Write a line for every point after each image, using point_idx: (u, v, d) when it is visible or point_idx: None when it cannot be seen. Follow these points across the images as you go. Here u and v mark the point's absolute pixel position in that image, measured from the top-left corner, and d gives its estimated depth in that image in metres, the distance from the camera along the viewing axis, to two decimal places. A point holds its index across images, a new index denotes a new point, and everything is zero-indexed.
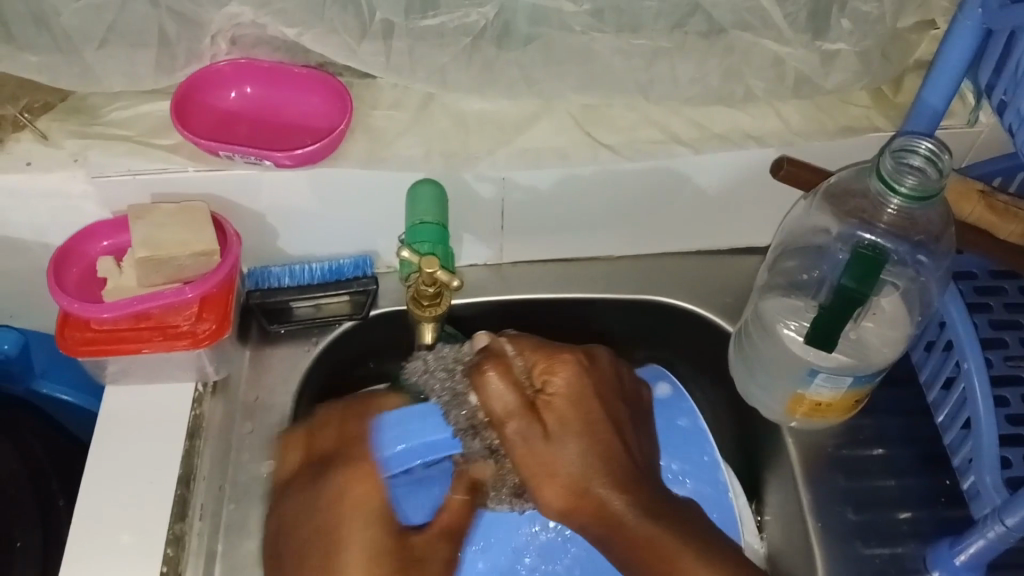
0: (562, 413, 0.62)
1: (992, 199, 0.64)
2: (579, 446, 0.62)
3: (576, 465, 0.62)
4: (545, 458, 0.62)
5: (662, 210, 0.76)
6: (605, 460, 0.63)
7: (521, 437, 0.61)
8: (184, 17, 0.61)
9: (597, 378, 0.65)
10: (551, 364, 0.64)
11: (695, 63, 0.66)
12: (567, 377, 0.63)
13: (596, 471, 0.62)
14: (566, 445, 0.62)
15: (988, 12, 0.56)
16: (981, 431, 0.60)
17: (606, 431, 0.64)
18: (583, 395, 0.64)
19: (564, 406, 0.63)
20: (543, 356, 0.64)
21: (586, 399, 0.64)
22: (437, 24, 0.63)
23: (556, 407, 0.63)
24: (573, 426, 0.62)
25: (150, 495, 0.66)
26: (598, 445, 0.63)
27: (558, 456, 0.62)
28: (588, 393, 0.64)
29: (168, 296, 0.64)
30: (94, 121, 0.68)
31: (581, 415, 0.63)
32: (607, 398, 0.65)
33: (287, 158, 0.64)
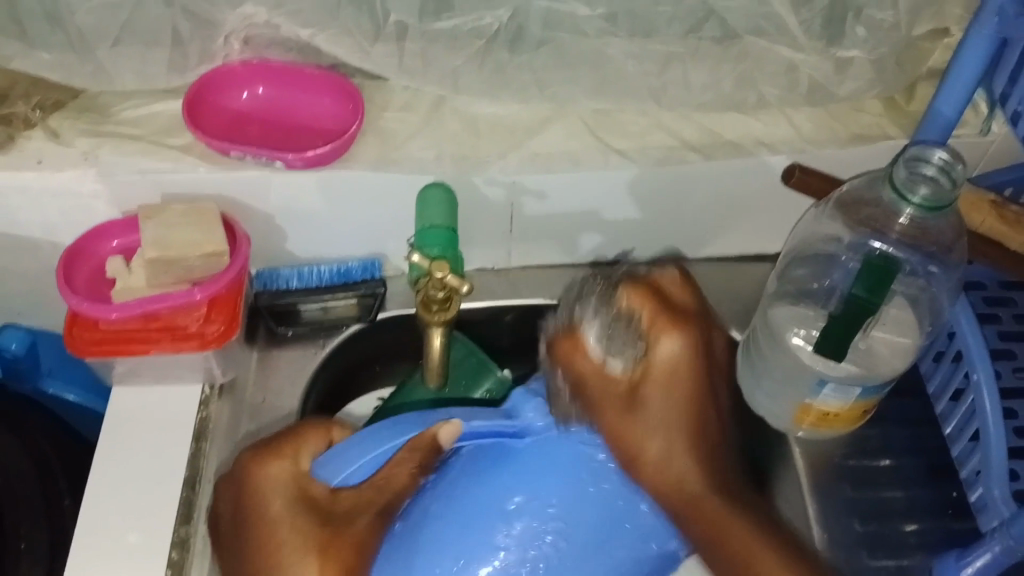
0: (664, 384, 0.62)
1: (1002, 209, 0.63)
2: (672, 420, 0.61)
3: (667, 438, 0.61)
4: (636, 428, 0.60)
5: (673, 216, 0.75)
6: (694, 440, 0.62)
7: (619, 407, 0.61)
8: (198, 16, 0.62)
9: (703, 349, 0.64)
10: (660, 333, 0.63)
11: (708, 69, 0.66)
12: (672, 343, 0.62)
13: (681, 452, 0.61)
14: (655, 414, 0.61)
15: (1004, 20, 0.55)
16: (990, 441, 0.60)
17: (703, 407, 0.63)
18: (689, 367, 0.63)
19: (660, 378, 0.62)
20: (659, 315, 0.63)
21: (687, 378, 0.63)
22: (450, 26, 0.63)
23: (656, 377, 0.62)
24: (671, 399, 0.62)
25: (156, 496, 0.66)
26: (686, 424, 0.62)
27: (648, 424, 0.61)
28: (691, 371, 0.63)
29: (177, 298, 0.64)
30: (105, 120, 0.68)
31: (680, 392, 0.62)
32: (709, 374, 0.64)
33: (297, 160, 0.64)
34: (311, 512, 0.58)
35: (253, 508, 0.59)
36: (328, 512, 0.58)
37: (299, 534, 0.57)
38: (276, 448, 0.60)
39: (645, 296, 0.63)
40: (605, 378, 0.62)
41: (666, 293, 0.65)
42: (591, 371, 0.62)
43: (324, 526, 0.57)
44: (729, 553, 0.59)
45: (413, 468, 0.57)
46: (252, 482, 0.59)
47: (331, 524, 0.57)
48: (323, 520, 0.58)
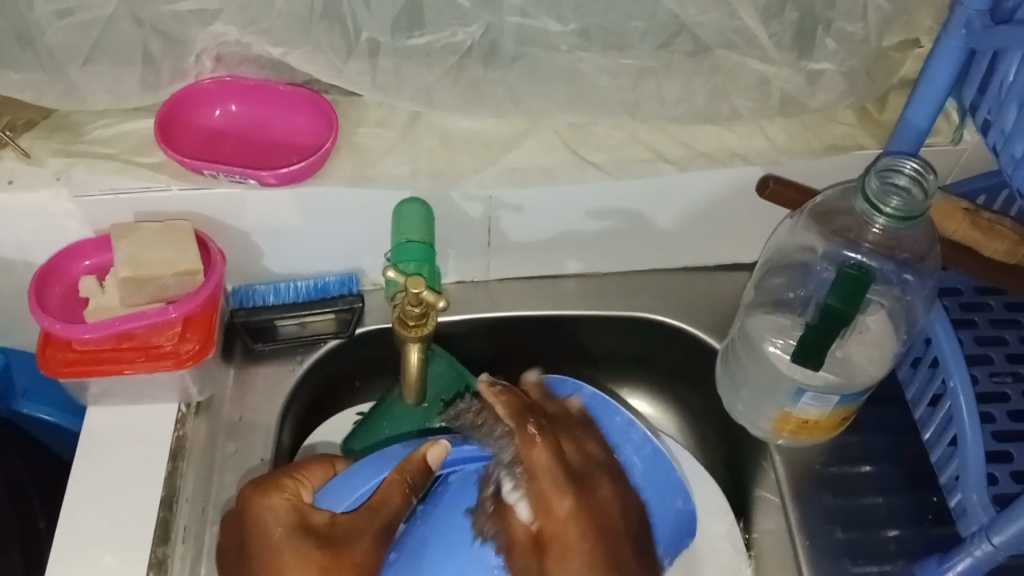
0: (569, 538, 0.53)
1: (976, 216, 0.63)
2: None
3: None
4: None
5: (649, 228, 0.76)
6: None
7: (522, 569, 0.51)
8: (169, 36, 0.61)
9: (596, 504, 0.54)
10: (534, 462, 0.54)
11: (681, 82, 0.66)
12: (551, 459, 0.54)
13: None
14: (566, 574, 0.52)
15: (971, 33, 0.56)
16: (968, 446, 0.60)
17: (609, 559, 0.53)
18: (567, 479, 0.54)
19: (568, 532, 0.53)
20: (550, 439, 0.55)
21: (567, 498, 0.54)
22: (423, 44, 0.63)
23: (551, 541, 0.52)
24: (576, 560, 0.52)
25: (134, 517, 0.65)
26: (602, 570, 0.53)
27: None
28: (568, 482, 0.54)
29: (152, 317, 0.63)
30: (77, 139, 0.68)
31: (581, 522, 0.53)
32: (614, 523, 0.54)
33: (272, 177, 0.64)
34: (310, 538, 0.55)
35: (258, 543, 0.57)
36: (328, 537, 0.55)
37: (304, 561, 0.55)
38: (271, 484, 0.59)
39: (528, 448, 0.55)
40: (521, 537, 0.52)
41: (573, 431, 0.57)
42: (513, 530, 0.52)
43: (325, 550, 0.54)
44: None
45: (408, 488, 0.54)
46: (249, 518, 0.58)
47: (332, 547, 0.54)
48: (323, 544, 0.55)
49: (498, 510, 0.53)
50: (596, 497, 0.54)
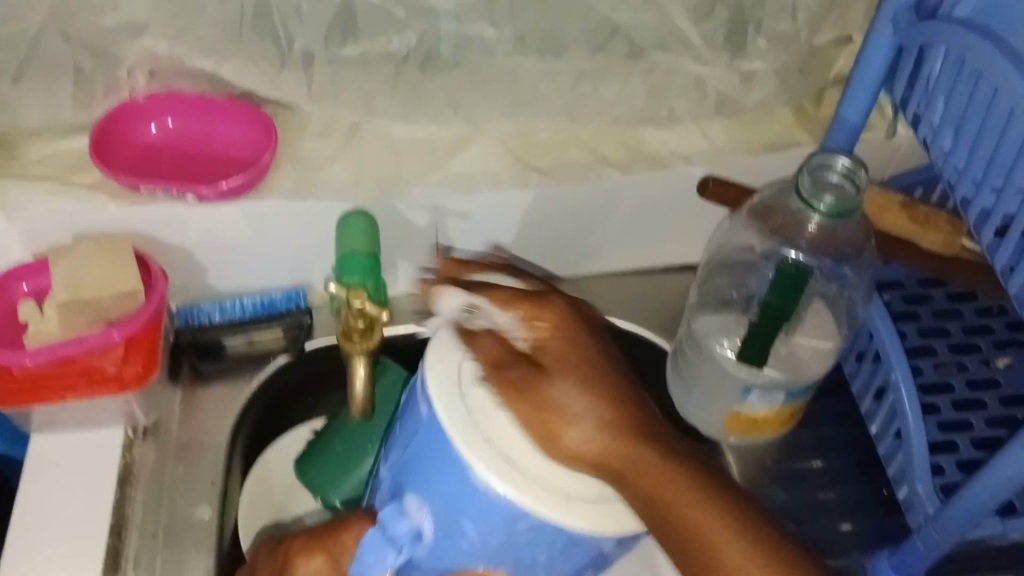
0: (558, 362, 0.52)
1: (912, 210, 0.65)
2: (571, 395, 0.50)
3: (578, 410, 0.50)
4: (538, 395, 0.50)
5: (598, 231, 0.75)
6: (619, 416, 0.51)
7: (516, 382, 0.50)
8: (98, 49, 0.62)
9: (579, 363, 0.52)
10: (533, 310, 0.53)
11: (619, 83, 0.67)
12: (563, 320, 0.53)
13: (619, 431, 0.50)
14: (558, 389, 0.50)
15: (899, 31, 0.57)
16: (911, 440, 0.62)
17: (615, 392, 0.52)
18: (577, 331, 0.53)
19: (552, 355, 0.52)
20: (552, 334, 0.53)
21: (583, 340, 0.53)
22: (358, 53, 0.64)
23: (546, 359, 0.52)
24: (571, 374, 0.51)
25: (82, 548, 0.64)
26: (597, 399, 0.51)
27: (546, 399, 0.50)
28: (583, 333, 0.53)
29: (92, 340, 0.62)
30: (11, 160, 0.66)
31: (582, 343, 0.53)
32: (596, 328, 0.55)
33: (211, 192, 0.63)
34: None
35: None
36: None
37: None
38: (316, 540, 0.55)
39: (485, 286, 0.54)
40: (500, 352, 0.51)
41: (529, 301, 0.54)
42: (490, 351, 0.51)
43: None
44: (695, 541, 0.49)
45: None
46: None
47: None
48: None
49: (479, 338, 0.51)
50: (582, 315, 0.55)
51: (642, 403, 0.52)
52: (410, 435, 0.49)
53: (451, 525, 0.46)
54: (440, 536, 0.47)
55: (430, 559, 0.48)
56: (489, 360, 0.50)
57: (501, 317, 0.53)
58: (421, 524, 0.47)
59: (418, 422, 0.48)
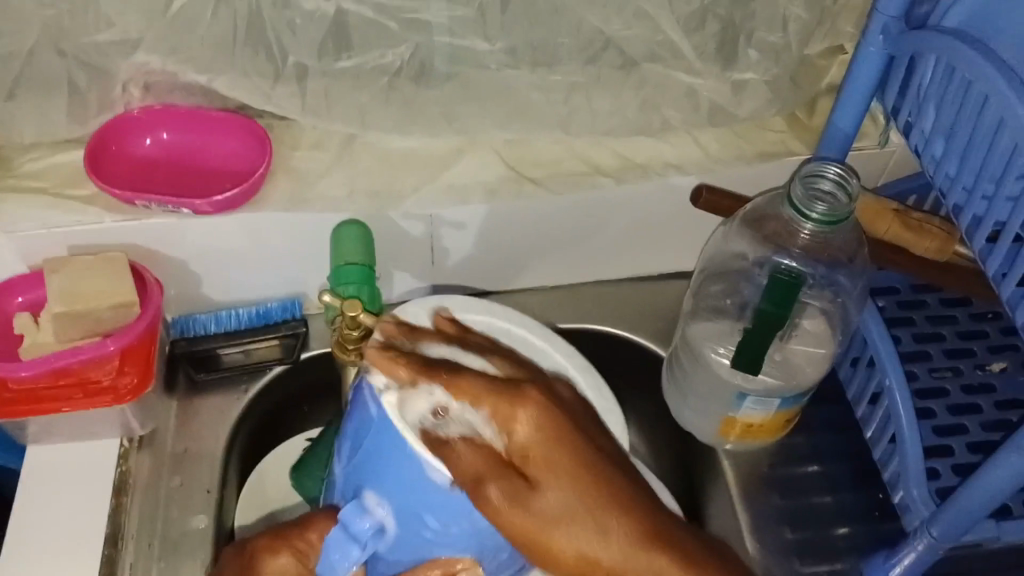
0: (546, 464, 0.49)
1: (905, 216, 0.65)
2: (570, 500, 0.48)
3: (575, 517, 0.48)
4: (533, 513, 0.48)
5: (592, 239, 0.76)
6: (622, 514, 0.49)
7: (508, 498, 0.47)
8: (90, 66, 0.62)
9: (570, 471, 0.49)
10: (511, 409, 0.49)
11: (612, 95, 0.68)
12: (545, 418, 0.49)
13: (619, 525, 0.49)
14: (551, 497, 0.48)
15: (889, 39, 0.57)
16: (906, 445, 0.62)
17: (607, 474, 0.50)
18: (561, 426, 0.50)
19: (540, 462, 0.49)
20: (535, 435, 0.49)
21: (569, 437, 0.49)
22: (352, 65, 0.64)
23: (534, 461, 0.49)
24: (564, 485, 0.48)
25: (78, 558, 0.64)
26: (592, 496, 0.49)
27: (542, 510, 0.48)
28: (569, 430, 0.50)
29: (88, 351, 0.62)
30: (7, 174, 0.66)
31: (570, 442, 0.49)
32: (573, 413, 0.51)
33: (207, 206, 0.63)
34: None
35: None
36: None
37: None
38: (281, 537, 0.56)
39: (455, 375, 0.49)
40: (489, 462, 0.48)
41: (504, 396, 0.49)
42: (471, 460, 0.47)
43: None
44: None
45: None
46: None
47: None
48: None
49: (455, 446, 0.48)
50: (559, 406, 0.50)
51: (626, 474, 0.51)
52: (362, 436, 0.50)
53: (411, 515, 0.49)
54: (401, 529, 0.50)
55: (396, 548, 0.51)
56: (479, 476, 0.47)
57: (475, 416, 0.49)
58: (383, 518, 0.50)
59: (367, 421, 0.50)
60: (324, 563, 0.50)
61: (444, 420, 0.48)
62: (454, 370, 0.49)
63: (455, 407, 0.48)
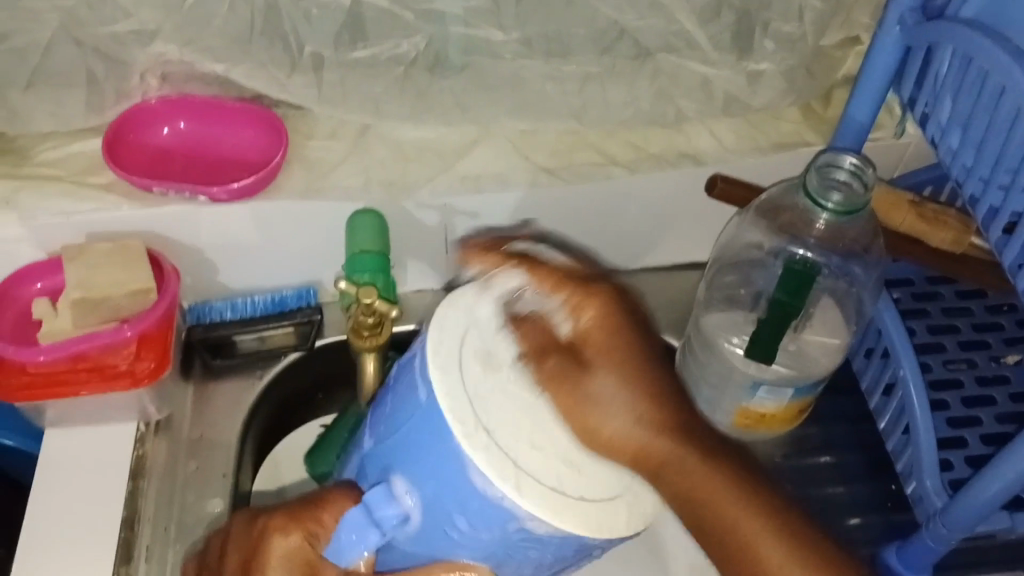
0: (601, 348, 0.52)
1: (921, 207, 0.65)
2: (614, 386, 0.52)
3: (620, 404, 0.51)
4: (581, 398, 0.51)
5: (605, 229, 0.76)
6: (658, 409, 0.52)
7: (561, 373, 0.51)
8: (109, 57, 0.62)
9: (627, 363, 0.52)
10: (581, 298, 0.52)
11: (626, 86, 0.68)
12: (609, 313, 0.52)
13: (652, 409, 0.52)
14: (599, 382, 0.51)
15: (906, 30, 0.57)
16: (919, 435, 0.62)
17: (652, 374, 0.53)
18: (625, 325, 0.52)
19: (596, 350, 0.52)
20: (602, 322, 0.52)
21: (629, 329, 0.52)
22: (366, 56, 0.64)
23: (591, 346, 0.52)
24: (620, 371, 0.52)
25: (94, 541, 0.65)
26: (634, 387, 0.52)
27: (590, 391, 0.51)
28: (630, 326, 0.52)
29: (107, 336, 0.63)
30: (25, 162, 0.67)
31: (628, 338, 0.52)
32: (639, 315, 0.53)
33: (222, 192, 0.64)
34: None
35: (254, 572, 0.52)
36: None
37: None
38: (294, 517, 0.52)
39: (532, 265, 0.51)
40: (551, 342, 0.51)
41: (577, 287, 0.52)
42: (535, 337, 0.51)
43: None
44: (717, 527, 0.53)
45: None
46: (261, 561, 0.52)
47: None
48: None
49: (522, 325, 0.51)
50: (626, 307, 0.53)
51: (667, 372, 0.54)
52: (403, 413, 0.48)
53: (437, 512, 0.46)
54: (425, 522, 0.47)
55: (412, 542, 0.48)
56: (535, 352, 0.51)
57: (550, 303, 0.51)
58: (409, 509, 0.46)
59: (412, 404, 0.47)
60: (332, 546, 0.46)
61: (519, 304, 0.52)
62: (531, 260, 0.52)
63: (526, 289, 0.51)
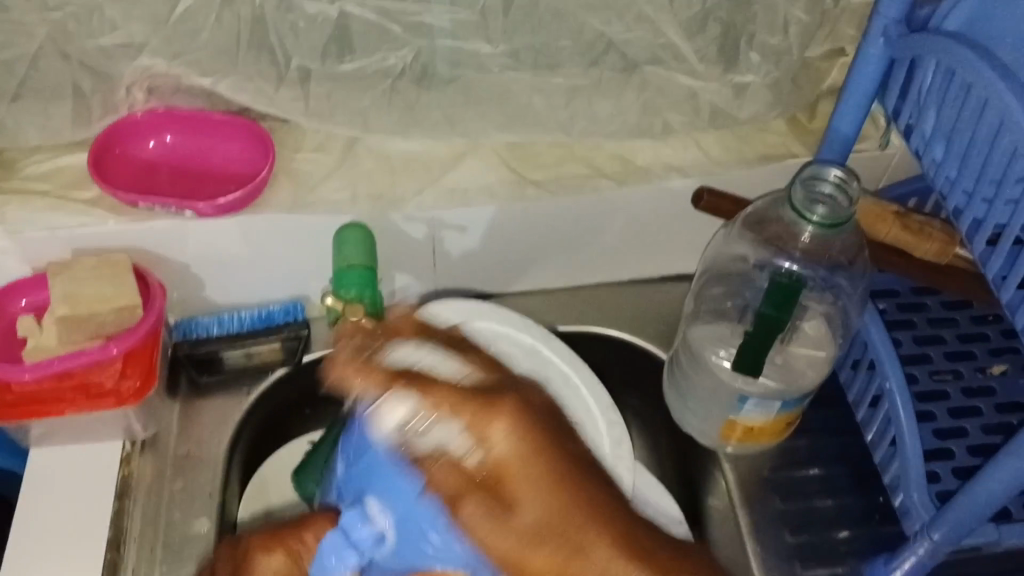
0: (518, 476, 0.44)
1: (906, 219, 0.66)
2: (547, 517, 0.43)
3: (556, 534, 0.43)
4: (510, 535, 0.44)
5: (593, 242, 0.76)
6: (602, 531, 0.44)
7: (484, 514, 0.44)
8: (97, 71, 0.62)
9: (545, 478, 0.44)
10: (479, 419, 0.45)
11: (613, 99, 0.68)
12: (514, 433, 0.44)
13: (604, 548, 0.43)
14: (524, 511, 0.43)
15: (890, 42, 0.58)
16: (906, 447, 0.62)
17: (591, 498, 0.45)
18: (533, 442, 0.45)
19: (515, 476, 0.44)
20: (521, 447, 0.44)
21: (540, 449, 0.45)
22: (354, 69, 0.64)
23: (510, 476, 0.44)
24: (540, 494, 0.44)
25: (80, 562, 0.64)
26: (570, 515, 0.44)
27: (519, 529, 0.43)
28: (541, 441, 0.45)
29: (92, 354, 0.62)
30: (11, 176, 0.67)
31: (542, 453, 0.45)
32: (547, 423, 0.47)
33: (209, 208, 0.64)
34: None
35: None
36: None
37: None
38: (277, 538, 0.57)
39: (426, 389, 0.46)
40: (466, 479, 0.44)
41: (471, 414, 0.45)
42: (449, 474, 0.45)
43: None
44: None
45: None
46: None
47: None
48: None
49: (426, 458, 0.46)
50: (535, 420, 0.46)
51: (608, 489, 0.46)
52: (356, 451, 0.51)
53: (402, 524, 0.48)
54: (397, 536, 0.49)
55: (393, 558, 0.50)
56: (453, 496, 0.45)
57: (449, 430, 0.45)
58: (382, 528, 0.49)
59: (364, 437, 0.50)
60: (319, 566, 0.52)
61: (428, 436, 0.45)
62: (424, 379, 0.47)
63: (406, 402, 0.46)
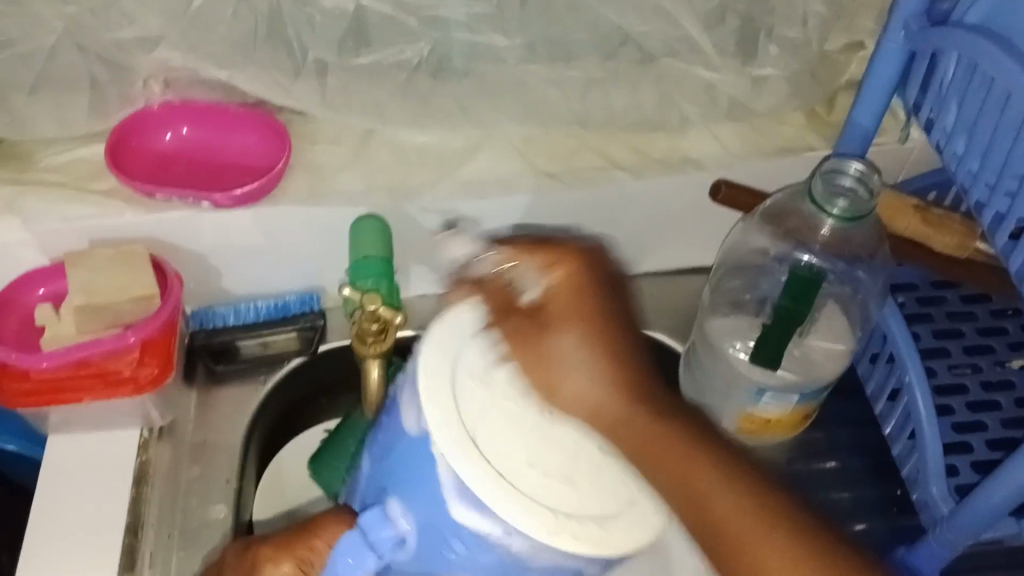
0: (567, 307, 0.55)
1: (925, 212, 0.65)
2: (582, 347, 0.55)
3: (584, 359, 0.55)
4: (540, 349, 0.54)
5: (608, 233, 0.76)
6: (618, 363, 0.55)
7: (523, 333, 0.53)
8: (113, 62, 0.62)
9: (593, 314, 0.55)
10: (550, 259, 0.56)
11: (629, 90, 0.68)
12: (575, 275, 0.56)
13: (573, 376, 0.54)
14: (563, 338, 0.55)
15: (910, 35, 0.57)
16: (925, 440, 0.62)
17: (625, 346, 0.56)
18: (590, 287, 0.56)
19: (563, 307, 0.55)
20: (568, 287, 0.55)
21: (594, 287, 0.56)
22: (371, 62, 0.64)
23: (554, 307, 0.55)
24: (574, 324, 0.55)
25: (98, 549, 0.65)
26: (602, 342, 0.55)
27: (553, 351, 0.54)
28: (595, 287, 0.56)
29: (109, 342, 0.63)
30: (28, 167, 0.67)
31: (592, 294, 0.55)
32: (608, 283, 0.57)
33: (225, 199, 0.64)
34: None
35: None
36: None
37: None
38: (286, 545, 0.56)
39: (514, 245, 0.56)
40: (507, 305, 0.54)
41: (542, 257, 0.56)
42: (496, 298, 0.54)
43: None
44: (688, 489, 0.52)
45: None
46: None
47: None
48: None
49: (487, 287, 0.55)
50: (598, 266, 0.57)
51: (635, 344, 0.56)
52: (389, 442, 0.48)
53: (431, 532, 0.45)
54: (421, 544, 0.45)
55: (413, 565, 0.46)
56: (500, 310, 0.54)
57: (522, 271, 0.56)
58: (406, 532, 0.45)
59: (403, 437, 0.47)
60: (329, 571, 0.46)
61: (494, 262, 0.56)
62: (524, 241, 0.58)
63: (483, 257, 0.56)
